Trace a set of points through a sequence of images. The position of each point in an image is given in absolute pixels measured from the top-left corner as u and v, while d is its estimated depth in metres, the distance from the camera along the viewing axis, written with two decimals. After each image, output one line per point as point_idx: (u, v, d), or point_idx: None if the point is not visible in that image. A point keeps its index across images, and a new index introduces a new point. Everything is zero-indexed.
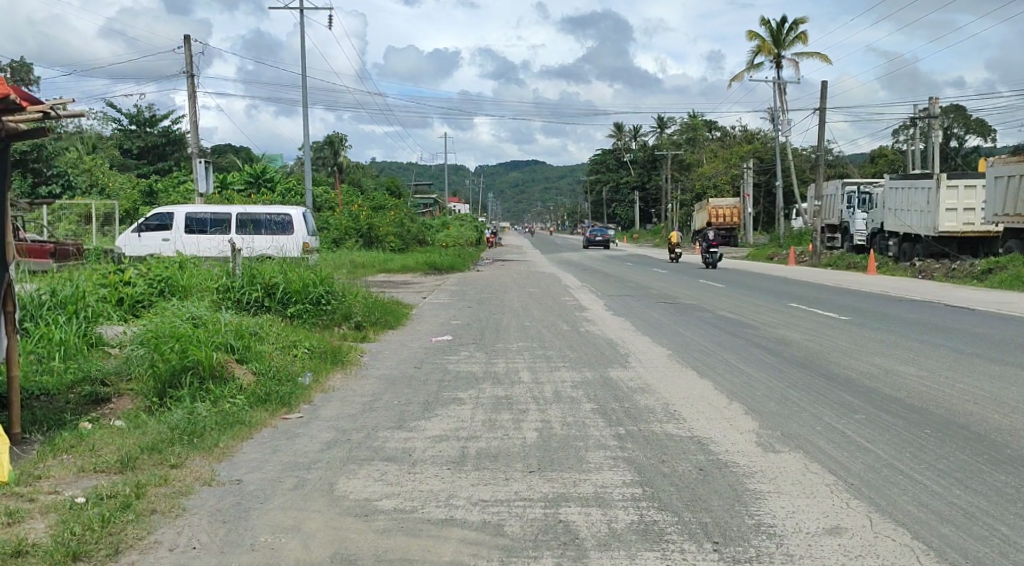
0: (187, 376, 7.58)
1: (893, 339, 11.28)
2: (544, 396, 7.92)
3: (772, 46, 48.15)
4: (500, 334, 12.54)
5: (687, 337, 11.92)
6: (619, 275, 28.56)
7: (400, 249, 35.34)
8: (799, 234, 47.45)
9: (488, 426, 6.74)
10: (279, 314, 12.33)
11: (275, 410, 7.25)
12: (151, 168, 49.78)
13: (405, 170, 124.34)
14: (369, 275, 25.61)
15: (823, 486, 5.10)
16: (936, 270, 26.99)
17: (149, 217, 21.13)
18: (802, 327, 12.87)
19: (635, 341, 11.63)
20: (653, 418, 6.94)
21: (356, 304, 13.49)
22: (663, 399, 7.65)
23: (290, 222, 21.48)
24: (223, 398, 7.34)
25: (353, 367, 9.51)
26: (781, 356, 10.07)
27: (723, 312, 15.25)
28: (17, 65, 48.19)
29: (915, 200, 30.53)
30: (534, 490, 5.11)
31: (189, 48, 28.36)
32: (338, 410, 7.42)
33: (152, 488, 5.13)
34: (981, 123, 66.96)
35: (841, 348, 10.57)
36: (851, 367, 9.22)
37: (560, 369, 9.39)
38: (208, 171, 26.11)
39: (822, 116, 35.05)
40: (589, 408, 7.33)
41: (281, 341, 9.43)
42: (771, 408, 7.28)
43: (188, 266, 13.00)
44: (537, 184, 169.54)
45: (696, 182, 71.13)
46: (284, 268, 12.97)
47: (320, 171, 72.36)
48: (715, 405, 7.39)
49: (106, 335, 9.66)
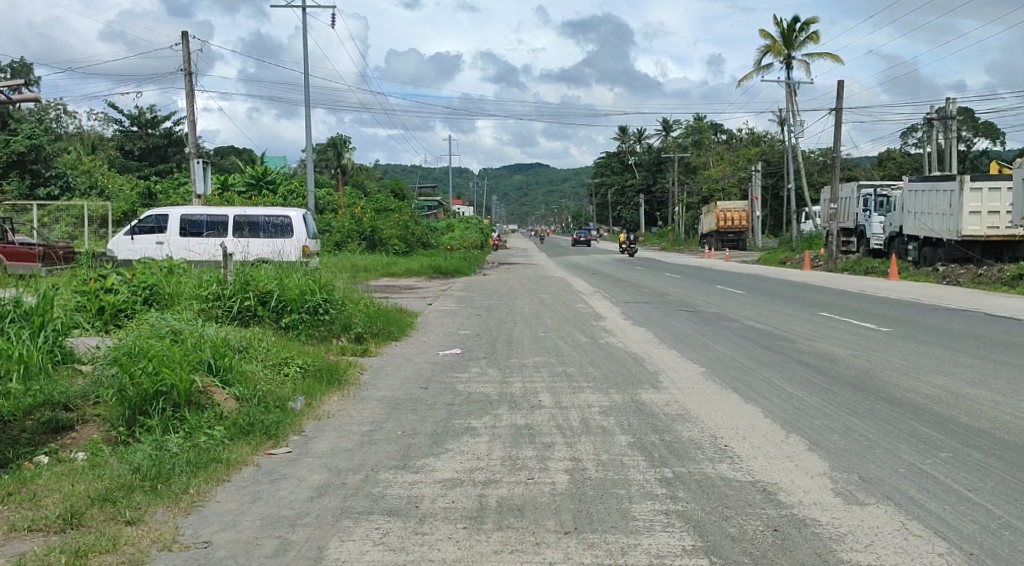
0: (159, 403, 6.51)
1: (947, 354, 10.27)
2: (570, 426, 6.89)
3: (782, 46, 47.12)
4: (513, 347, 11.48)
5: (719, 351, 10.87)
6: (630, 280, 27.48)
7: (403, 252, 34.35)
8: (811, 238, 46.32)
9: (508, 466, 5.72)
10: (273, 326, 11.30)
11: (259, 445, 6.22)
12: (152, 170, 48.75)
13: (408, 172, 123.18)
14: (370, 280, 24.62)
15: (935, 558, 4.06)
16: (962, 275, 25.90)
17: (143, 219, 20.13)
18: (840, 340, 11.83)
19: (663, 356, 10.59)
20: (702, 457, 5.89)
21: (357, 313, 12.41)
22: (708, 431, 6.63)
23: (289, 224, 20.47)
24: (199, 429, 6.29)
25: (351, 389, 8.49)
26: (827, 375, 9.07)
27: (751, 322, 14.22)
28: (19, 65, 47.29)
29: (937, 203, 29.49)
30: (573, 561, 4.09)
31: (186, 45, 27.46)
32: (332, 444, 6.40)
33: (99, 555, 4.13)
34: (991, 126, 66.01)
35: (894, 366, 9.54)
36: (911, 389, 8.19)
37: (584, 390, 8.37)
38: (207, 172, 25.07)
39: (839, 116, 34.01)
40: (625, 443, 6.30)
41: (271, 359, 8.41)
42: (837, 443, 6.25)
43: (177, 272, 12.02)
44: (541, 187, 168.46)
45: (704, 184, 70.06)
46: (280, 274, 11.95)
47: (323, 173, 71.25)
48: (771, 439, 6.35)
49: (77, 349, 8.68)
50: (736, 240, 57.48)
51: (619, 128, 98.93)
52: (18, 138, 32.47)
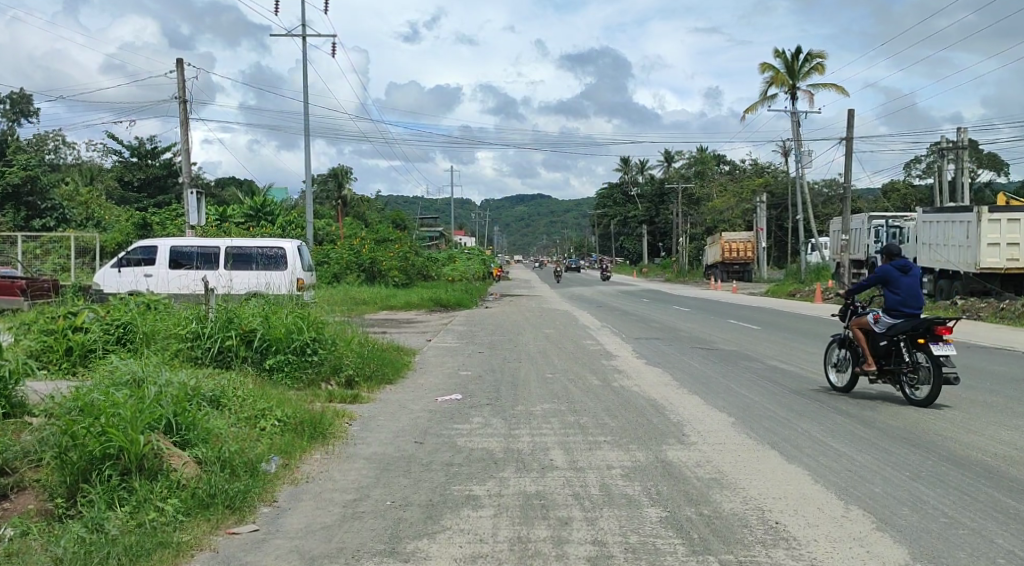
0: (105, 469, 5.52)
1: (999, 402, 9.26)
2: (590, 495, 5.89)
3: (786, 76, 46.48)
4: (520, 391, 10.48)
5: (745, 397, 9.87)
6: (638, 314, 26.48)
7: (403, 283, 33.37)
8: (817, 269, 45.32)
9: (518, 553, 4.73)
10: (255, 369, 10.28)
11: (220, 522, 5.25)
12: (151, 202, 47.89)
13: (409, 203, 122.55)
14: (368, 314, 23.70)
15: None
16: (983, 309, 24.90)
17: (132, 251, 19.20)
18: (877, 384, 10.82)
19: (685, 403, 9.56)
20: (751, 539, 4.90)
21: (348, 354, 11.16)
22: (753, 502, 5.64)
23: (283, 256, 19.46)
24: (148, 503, 5.30)
25: (336, 444, 7.47)
26: (872, 426, 8.07)
27: (774, 362, 13.24)
28: (18, 97, 46.69)
29: (952, 234, 28.61)
30: None
31: (181, 73, 26.74)
32: (307, 519, 5.40)
33: None
34: (994, 157, 65.41)
35: (944, 416, 8.54)
36: (975, 446, 7.18)
37: (602, 447, 7.35)
38: (201, 203, 24.13)
39: (849, 146, 33.23)
40: (656, 518, 5.32)
41: (245, 413, 7.40)
42: (909, 518, 5.25)
43: (154, 310, 11.09)
44: (542, 218, 167.80)
45: (708, 216, 69.18)
46: (267, 310, 10.96)
47: (324, 204, 70.49)
48: (831, 515, 5.33)
49: (29, 397, 7.69)
50: (742, 271, 56.49)
51: (621, 159, 98.53)
52: (13, 170, 31.69)
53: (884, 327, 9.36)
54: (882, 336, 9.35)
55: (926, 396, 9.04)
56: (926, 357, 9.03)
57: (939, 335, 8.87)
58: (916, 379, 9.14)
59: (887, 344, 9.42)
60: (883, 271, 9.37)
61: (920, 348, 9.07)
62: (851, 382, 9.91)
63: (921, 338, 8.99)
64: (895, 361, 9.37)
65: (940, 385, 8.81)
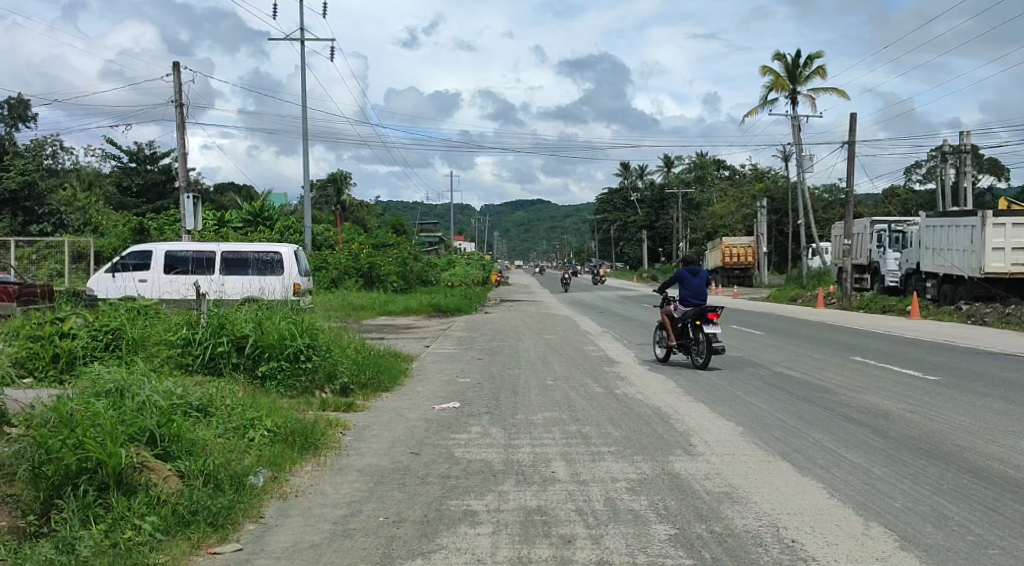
0: (81, 483, 5.22)
1: (1015, 411, 8.96)
2: (594, 510, 5.58)
3: (787, 81, 46.23)
4: (520, 400, 10.17)
5: (752, 405, 9.56)
6: (640, 319, 26.15)
7: (402, 289, 33.03)
8: (819, 274, 44.97)
9: None
10: (247, 377, 9.96)
11: (202, 541, 4.96)
12: (149, 207, 47.56)
13: (408, 209, 122.19)
14: (365, 320, 23.37)
15: None
16: (988, 315, 24.59)
17: (126, 256, 18.92)
18: (887, 392, 10.51)
19: (691, 411, 9.25)
20: (766, 559, 4.61)
21: (344, 360, 10.81)
22: (765, 518, 5.34)
23: (280, 261, 19.19)
24: (125, 521, 5.00)
25: (328, 456, 7.14)
26: (886, 436, 7.77)
27: (779, 368, 12.93)
28: (16, 102, 46.37)
29: (956, 239, 28.32)
30: None
31: (178, 76, 26.44)
32: (295, 536, 5.10)
33: None
34: (994, 162, 65.17)
35: (959, 425, 8.24)
36: (996, 458, 6.87)
37: (606, 458, 7.03)
38: (197, 207, 23.81)
39: (852, 150, 32.95)
40: (664, 536, 5.03)
41: (233, 423, 7.08)
42: (934, 537, 4.94)
43: (145, 315, 10.79)
44: (542, 224, 167.41)
45: (708, 221, 68.83)
46: (261, 314, 10.65)
47: (323, 210, 70.11)
48: (849, 532, 5.03)
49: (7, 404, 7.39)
50: (742, 277, 56.14)
51: (620, 164, 98.27)
52: (10, 175, 31.36)
53: (680, 312, 13.31)
54: (680, 318, 13.28)
55: (702, 361, 12.92)
56: (703, 333, 12.96)
57: (710, 317, 12.87)
58: (698, 349, 13.07)
59: (684, 325, 13.34)
60: (681, 273, 13.30)
61: (700, 328, 13.05)
62: (666, 354, 13.82)
63: (700, 318, 12.94)
64: (687, 336, 13.26)
65: (710, 354, 12.71)
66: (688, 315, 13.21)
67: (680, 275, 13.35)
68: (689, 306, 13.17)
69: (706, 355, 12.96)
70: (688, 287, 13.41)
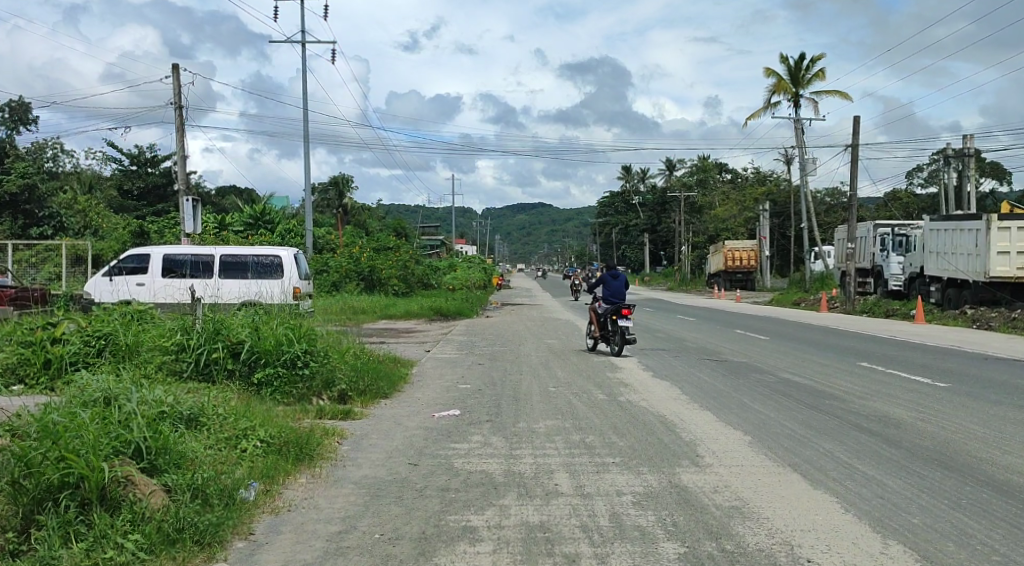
0: (64, 499, 4.99)
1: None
2: (599, 526, 5.35)
3: (790, 84, 46.04)
4: (521, 407, 9.94)
5: (760, 413, 9.33)
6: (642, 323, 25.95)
7: (402, 292, 32.84)
8: (822, 278, 44.71)
9: None
10: (242, 384, 9.73)
11: None
12: (150, 210, 47.39)
13: (410, 212, 122.03)
14: (366, 324, 23.17)
15: None
16: (994, 319, 24.36)
17: (124, 259, 18.71)
18: (897, 399, 10.28)
19: (697, 419, 9.01)
20: None
21: (341, 366, 10.57)
22: (779, 535, 5.11)
23: (279, 265, 18.98)
24: (107, 540, 4.78)
25: (322, 467, 6.92)
26: (899, 446, 7.52)
27: (786, 375, 12.70)
28: (17, 105, 46.23)
29: (961, 243, 28.09)
30: None
31: (177, 78, 26.27)
32: (285, 556, 4.88)
33: None
34: (996, 166, 64.96)
35: (973, 434, 8.01)
36: (1014, 470, 6.65)
37: (610, 470, 6.80)
38: (197, 210, 23.59)
39: (856, 153, 32.74)
40: (674, 554, 4.80)
41: (224, 433, 6.86)
42: (957, 556, 4.71)
43: (139, 320, 10.56)
44: (544, 227, 167.18)
45: (710, 224, 68.59)
46: (257, 319, 10.42)
47: (324, 213, 69.92)
48: (866, 550, 4.81)
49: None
50: (745, 280, 55.92)
51: (622, 168, 98.14)
52: (10, 178, 31.20)
53: (603, 309, 15.93)
54: (600, 314, 15.88)
55: (618, 348, 15.54)
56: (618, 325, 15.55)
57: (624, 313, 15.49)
58: (616, 339, 15.69)
59: (605, 319, 15.95)
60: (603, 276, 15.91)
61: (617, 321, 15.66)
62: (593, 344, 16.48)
63: (615, 313, 15.54)
64: (607, 328, 15.92)
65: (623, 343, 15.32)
66: (608, 311, 15.83)
67: (602, 278, 15.98)
68: (609, 303, 15.82)
69: (620, 344, 15.60)
70: (609, 287, 16.03)
